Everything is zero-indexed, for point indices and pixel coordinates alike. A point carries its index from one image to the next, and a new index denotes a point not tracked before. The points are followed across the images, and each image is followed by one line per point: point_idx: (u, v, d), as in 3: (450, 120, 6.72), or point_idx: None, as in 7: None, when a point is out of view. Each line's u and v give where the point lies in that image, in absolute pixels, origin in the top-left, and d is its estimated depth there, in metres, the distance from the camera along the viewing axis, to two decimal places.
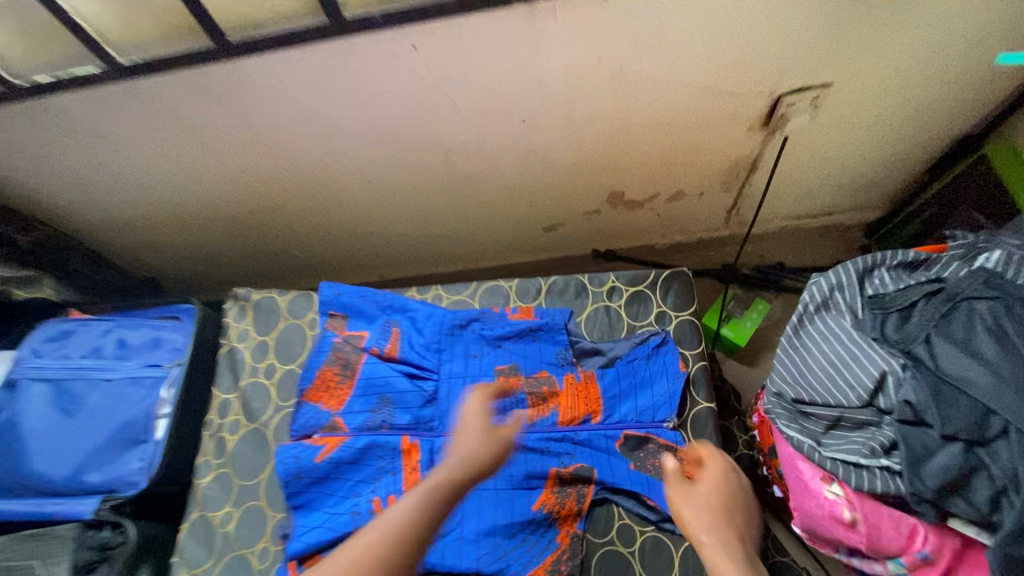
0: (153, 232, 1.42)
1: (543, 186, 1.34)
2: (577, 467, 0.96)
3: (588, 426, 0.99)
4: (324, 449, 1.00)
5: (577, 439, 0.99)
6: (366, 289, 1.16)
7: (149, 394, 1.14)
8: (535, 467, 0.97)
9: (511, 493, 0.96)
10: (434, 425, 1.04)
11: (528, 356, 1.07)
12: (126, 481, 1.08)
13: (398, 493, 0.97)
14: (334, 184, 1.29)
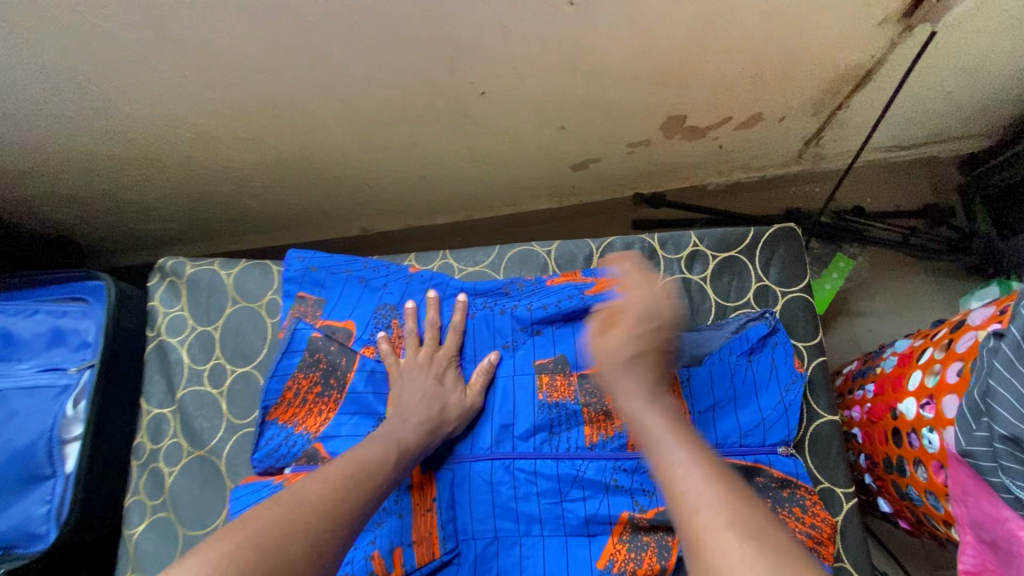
0: (53, 179, 1.06)
1: (580, 108, 0.99)
2: (661, 511, 0.70)
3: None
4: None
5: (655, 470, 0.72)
6: (354, 260, 0.85)
7: (47, 412, 0.81)
8: (599, 509, 0.71)
9: (565, 544, 0.71)
10: (456, 448, 0.75)
11: (580, 348, 0.78)
12: (28, 534, 0.78)
13: (408, 546, 0.70)
14: (290, 106, 0.92)
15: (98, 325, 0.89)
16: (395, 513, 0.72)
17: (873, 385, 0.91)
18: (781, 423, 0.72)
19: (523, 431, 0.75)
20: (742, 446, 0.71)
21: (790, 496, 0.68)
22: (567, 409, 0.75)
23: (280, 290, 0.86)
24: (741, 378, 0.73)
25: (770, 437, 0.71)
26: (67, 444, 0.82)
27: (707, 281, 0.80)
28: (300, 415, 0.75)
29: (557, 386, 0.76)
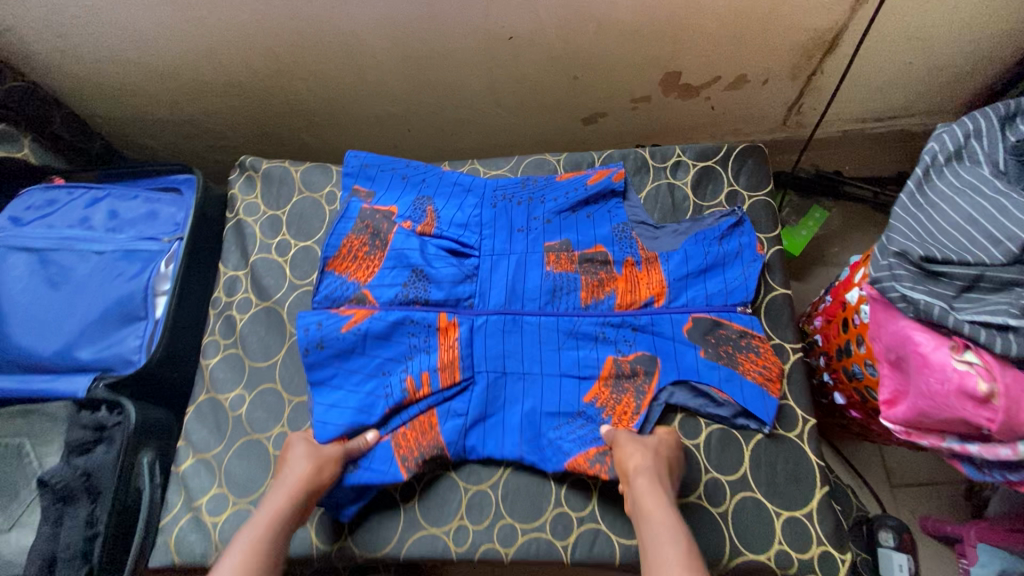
0: (152, 107, 1.28)
1: (591, 58, 1.18)
2: (639, 355, 0.85)
3: (650, 309, 0.87)
4: (350, 320, 0.88)
5: (638, 324, 0.86)
6: (399, 162, 1.03)
7: (146, 267, 1.01)
8: (590, 356, 0.86)
9: (560, 380, 0.85)
10: (474, 303, 0.91)
11: (581, 232, 0.93)
12: (123, 360, 0.96)
13: (433, 371, 0.85)
14: (351, 42, 1.12)
15: (186, 212, 1.08)
16: (424, 348, 0.87)
17: (830, 294, 1.06)
18: (741, 288, 0.87)
19: (531, 293, 0.90)
20: (707, 304, 0.87)
21: (747, 344, 0.85)
22: (569, 277, 0.90)
23: (337, 184, 1.05)
24: (710, 253, 0.88)
25: (732, 298, 0.87)
26: (158, 296, 1.01)
27: (688, 185, 0.97)
28: (352, 268, 0.94)
29: (561, 261, 0.91)
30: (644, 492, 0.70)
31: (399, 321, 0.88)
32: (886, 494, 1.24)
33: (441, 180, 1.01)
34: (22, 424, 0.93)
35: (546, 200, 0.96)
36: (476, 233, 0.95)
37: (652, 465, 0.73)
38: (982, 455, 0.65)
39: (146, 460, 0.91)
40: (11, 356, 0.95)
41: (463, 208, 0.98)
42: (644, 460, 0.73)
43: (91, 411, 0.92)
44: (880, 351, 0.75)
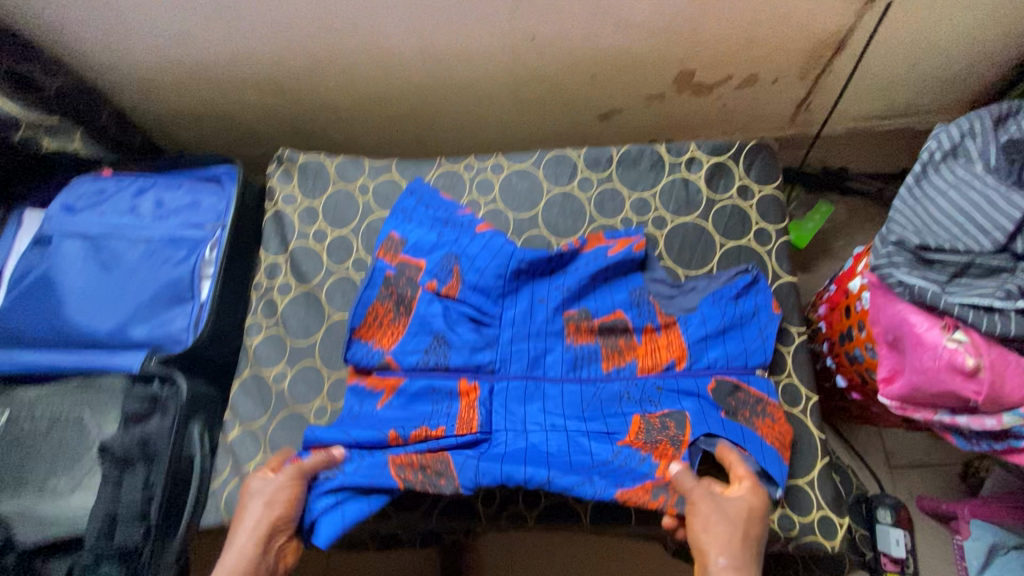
0: (188, 102, 1.35)
1: (609, 57, 1.23)
2: (665, 412, 0.85)
3: (671, 373, 0.89)
4: (382, 395, 0.91)
5: (662, 384, 0.88)
6: (440, 210, 1.03)
7: (192, 253, 1.08)
8: (614, 420, 0.85)
9: (585, 436, 0.83)
10: (494, 369, 0.91)
11: (600, 300, 0.94)
12: (173, 338, 1.03)
13: (450, 425, 0.86)
14: (382, 41, 1.18)
15: (227, 201, 1.15)
16: (445, 408, 0.88)
17: (834, 284, 1.12)
18: (759, 350, 0.90)
19: (552, 362, 0.91)
20: (729, 366, 0.89)
21: (762, 409, 0.86)
22: (589, 347, 0.92)
23: (370, 177, 1.12)
24: (728, 317, 0.91)
25: (751, 360, 0.90)
26: (204, 279, 1.08)
27: (701, 178, 1.02)
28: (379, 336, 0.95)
29: (581, 330, 0.93)
30: (723, 553, 0.67)
31: (426, 389, 0.91)
32: (885, 473, 1.30)
33: (458, 234, 0.99)
34: (81, 396, 1.00)
35: (568, 270, 0.96)
36: (496, 300, 0.95)
37: (726, 530, 0.69)
38: (970, 426, 0.72)
39: (197, 430, 0.99)
40: (69, 333, 1.03)
41: (482, 266, 0.95)
42: (720, 522, 0.69)
43: (144, 384, 0.99)
44: (878, 332, 0.82)
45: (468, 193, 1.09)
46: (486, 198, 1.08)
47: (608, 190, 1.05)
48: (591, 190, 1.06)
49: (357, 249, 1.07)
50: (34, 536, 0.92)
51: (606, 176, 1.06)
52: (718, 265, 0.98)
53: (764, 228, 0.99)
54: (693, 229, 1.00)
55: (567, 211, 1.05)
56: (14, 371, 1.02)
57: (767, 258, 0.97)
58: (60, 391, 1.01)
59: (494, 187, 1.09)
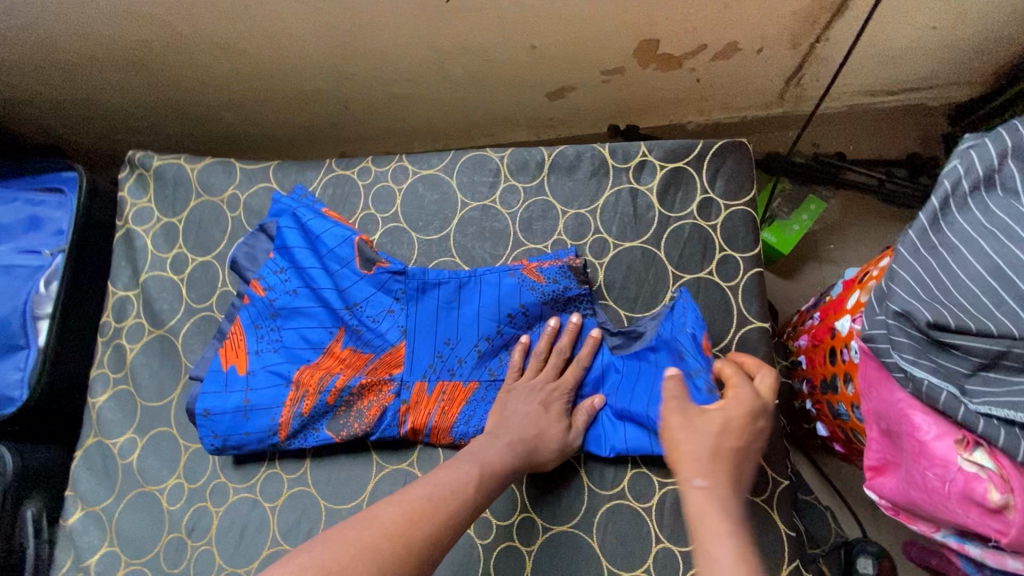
0: (40, 85, 1.09)
1: (550, 22, 0.98)
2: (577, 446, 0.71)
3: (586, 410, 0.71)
4: (234, 372, 0.76)
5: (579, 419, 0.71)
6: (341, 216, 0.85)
7: (21, 287, 0.86)
8: None
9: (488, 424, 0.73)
10: (375, 390, 0.75)
11: (505, 316, 0.75)
12: (2, 398, 0.83)
13: (323, 414, 0.74)
14: (255, 7, 0.92)
15: (71, 216, 0.92)
16: (331, 406, 0.74)
17: (819, 312, 0.92)
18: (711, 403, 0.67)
19: (446, 382, 0.75)
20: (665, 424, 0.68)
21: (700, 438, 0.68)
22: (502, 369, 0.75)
23: (241, 186, 0.88)
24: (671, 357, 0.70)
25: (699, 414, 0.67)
26: (40, 320, 0.87)
27: (653, 190, 0.80)
28: (260, 327, 0.79)
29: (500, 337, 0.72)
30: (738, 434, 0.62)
31: (283, 389, 0.75)
32: (873, 519, 1.12)
33: (351, 234, 0.80)
34: None
35: (468, 293, 0.77)
36: (397, 297, 0.78)
37: (709, 462, 0.55)
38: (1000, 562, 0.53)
39: (30, 513, 0.81)
40: None
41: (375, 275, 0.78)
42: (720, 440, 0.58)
43: None
44: (867, 410, 0.62)
45: (362, 208, 0.86)
46: (385, 214, 0.85)
47: (538, 205, 0.82)
48: (515, 204, 0.83)
49: (223, 282, 0.84)
50: None
51: (535, 185, 0.83)
52: (670, 305, 0.76)
53: (730, 258, 0.77)
54: (642, 258, 0.78)
55: (485, 233, 0.83)
56: None
57: (733, 296, 0.76)
58: None
59: (396, 200, 0.86)
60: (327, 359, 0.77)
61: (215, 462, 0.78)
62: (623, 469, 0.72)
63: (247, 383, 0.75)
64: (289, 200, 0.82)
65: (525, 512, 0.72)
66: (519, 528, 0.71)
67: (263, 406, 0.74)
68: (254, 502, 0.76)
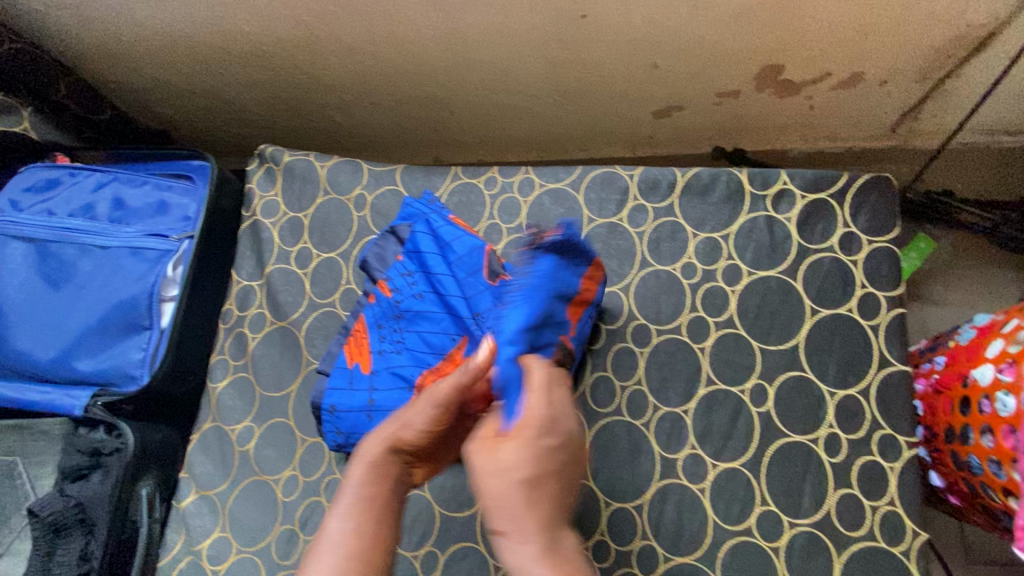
0: (167, 79, 1.13)
1: (678, 43, 0.98)
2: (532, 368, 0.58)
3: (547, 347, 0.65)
4: (359, 370, 0.77)
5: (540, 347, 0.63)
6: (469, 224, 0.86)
7: (150, 270, 0.89)
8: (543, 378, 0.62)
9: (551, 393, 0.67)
10: None
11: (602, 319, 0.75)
12: (125, 375, 0.85)
13: None
14: (393, 13, 0.94)
15: (198, 204, 0.95)
16: None
17: (942, 356, 0.88)
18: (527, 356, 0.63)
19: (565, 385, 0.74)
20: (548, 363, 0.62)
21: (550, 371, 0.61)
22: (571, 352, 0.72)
23: (368, 186, 0.90)
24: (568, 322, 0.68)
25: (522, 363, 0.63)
26: (165, 302, 0.90)
27: (791, 221, 0.78)
28: (383, 328, 0.79)
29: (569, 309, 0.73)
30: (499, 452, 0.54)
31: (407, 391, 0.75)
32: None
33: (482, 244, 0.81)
34: (17, 441, 0.84)
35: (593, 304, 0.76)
36: None
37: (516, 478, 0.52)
38: None
39: (145, 491, 0.83)
40: (4, 360, 0.86)
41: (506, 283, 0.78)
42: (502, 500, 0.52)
43: (89, 431, 0.83)
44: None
45: (487, 218, 0.87)
46: (509, 225, 0.86)
47: (667, 226, 0.81)
48: (645, 224, 0.82)
49: (346, 279, 0.86)
50: None
51: (666, 207, 0.82)
52: (806, 340, 0.74)
53: (871, 296, 0.75)
54: (777, 289, 0.77)
55: (612, 250, 0.82)
56: None
57: (875, 336, 0.73)
58: None
59: (521, 211, 0.86)
60: (448, 364, 0.75)
61: (330, 458, 0.79)
62: (752, 503, 0.70)
63: (372, 382, 0.76)
64: (420, 205, 0.84)
65: (646, 537, 0.70)
66: (640, 552, 0.70)
67: (387, 407, 0.74)
68: None
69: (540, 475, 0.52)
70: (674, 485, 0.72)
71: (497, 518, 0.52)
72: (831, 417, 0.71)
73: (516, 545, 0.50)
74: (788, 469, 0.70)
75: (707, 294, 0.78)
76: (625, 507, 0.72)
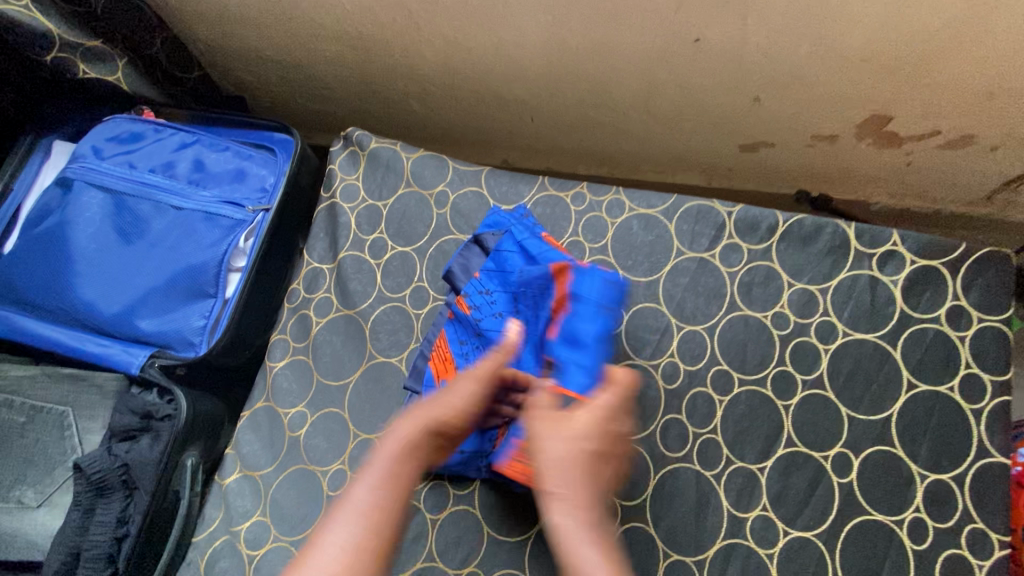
0: (257, 48, 1.12)
1: (787, 77, 0.94)
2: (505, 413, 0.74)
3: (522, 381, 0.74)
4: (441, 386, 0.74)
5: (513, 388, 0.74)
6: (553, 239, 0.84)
7: (223, 238, 0.88)
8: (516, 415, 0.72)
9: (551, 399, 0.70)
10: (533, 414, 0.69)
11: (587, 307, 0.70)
12: (184, 341, 0.84)
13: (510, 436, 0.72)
14: (499, 10, 0.92)
15: (277, 178, 0.94)
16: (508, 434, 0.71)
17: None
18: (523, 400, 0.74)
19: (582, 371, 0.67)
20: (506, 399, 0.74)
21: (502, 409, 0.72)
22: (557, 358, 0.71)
23: (452, 184, 0.88)
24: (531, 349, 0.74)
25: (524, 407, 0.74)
26: (232, 272, 0.88)
27: (897, 284, 0.74)
28: (465, 344, 0.76)
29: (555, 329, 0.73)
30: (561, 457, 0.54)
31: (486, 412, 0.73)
32: None
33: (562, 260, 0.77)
34: (71, 391, 0.83)
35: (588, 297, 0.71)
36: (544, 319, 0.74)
37: (569, 470, 0.53)
38: None
39: (190, 462, 0.81)
40: (67, 308, 0.85)
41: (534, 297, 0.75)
42: (565, 465, 0.54)
43: (142, 391, 0.82)
44: None
45: (571, 234, 0.84)
46: (594, 244, 0.83)
47: (761, 270, 0.78)
48: (737, 264, 0.78)
49: (419, 277, 0.84)
50: None
51: (762, 250, 0.78)
52: (900, 415, 0.70)
53: (977, 378, 0.69)
54: (873, 355, 0.72)
55: (699, 287, 0.78)
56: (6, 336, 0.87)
57: (976, 421, 0.68)
58: (46, 379, 0.84)
59: (607, 232, 0.83)
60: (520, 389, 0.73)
61: None
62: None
63: None
64: (506, 216, 0.82)
65: None
66: None
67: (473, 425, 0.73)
68: (416, 509, 0.74)
69: (605, 452, 0.57)
70: (740, 545, 0.68)
71: (551, 477, 0.53)
72: (917, 501, 0.67)
73: (565, 499, 0.52)
74: (865, 548, 0.66)
75: (797, 349, 0.74)
76: (685, 559, 0.69)
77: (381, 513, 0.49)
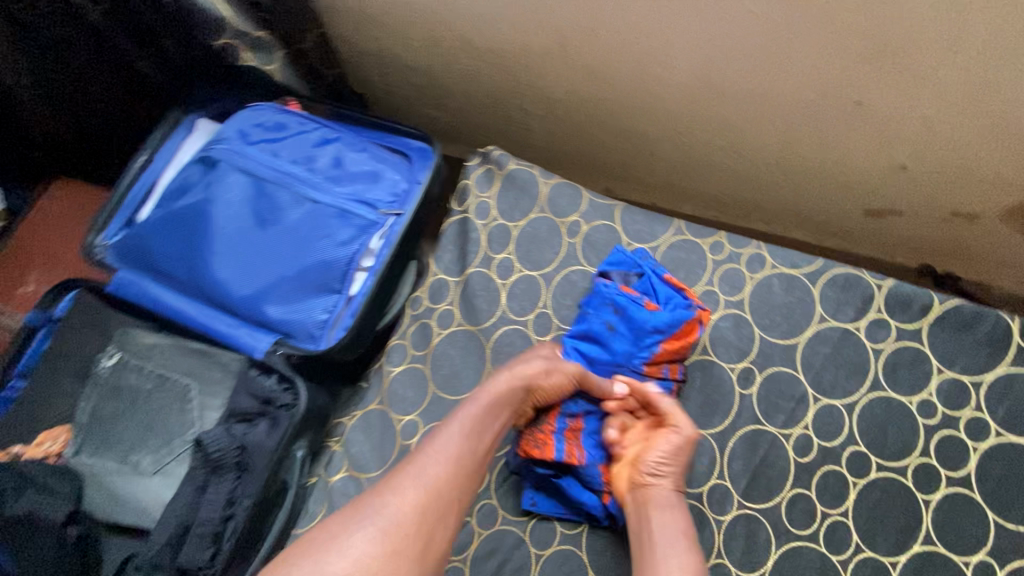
0: (395, 54, 1.15)
1: (941, 148, 0.91)
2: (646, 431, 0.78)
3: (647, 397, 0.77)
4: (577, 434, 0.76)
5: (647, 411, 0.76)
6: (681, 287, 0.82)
7: (357, 238, 0.89)
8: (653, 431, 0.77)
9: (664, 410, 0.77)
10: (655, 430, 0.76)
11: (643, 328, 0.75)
12: (308, 332, 0.86)
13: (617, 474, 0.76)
14: (652, 50, 0.92)
15: (411, 185, 0.95)
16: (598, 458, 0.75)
17: None
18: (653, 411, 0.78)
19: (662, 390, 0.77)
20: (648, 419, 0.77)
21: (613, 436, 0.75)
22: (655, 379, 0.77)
23: (586, 215, 0.87)
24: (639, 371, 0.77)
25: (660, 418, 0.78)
26: (359, 271, 0.90)
27: None
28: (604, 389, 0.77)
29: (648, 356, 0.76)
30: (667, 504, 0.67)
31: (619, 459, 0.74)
32: None
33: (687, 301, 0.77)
34: (196, 365, 0.86)
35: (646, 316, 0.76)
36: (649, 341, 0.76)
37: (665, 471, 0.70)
38: None
39: (300, 453, 0.82)
40: (201, 284, 0.88)
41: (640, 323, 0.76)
42: (666, 463, 0.70)
43: (264, 376, 0.85)
44: None
45: (705, 282, 0.82)
46: (729, 297, 0.81)
47: (909, 352, 0.74)
48: (883, 341, 0.75)
49: (544, 303, 0.84)
50: (105, 510, 0.79)
51: (912, 330, 0.75)
52: None
53: None
54: None
55: (839, 359, 0.75)
56: (136, 302, 0.90)
57: None
58: (173, 351, 0.87)
59: (745, 286, 0.81)
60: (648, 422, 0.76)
61: (492, 480, 0.77)
62: None
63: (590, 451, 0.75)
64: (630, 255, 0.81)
65: None
66: None
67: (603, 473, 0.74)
68: (520, 541, 0.74)
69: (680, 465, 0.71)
70: None
71: (657, 480, 0.69)
72: None
73: (667, 501, 0.68)
74: None
75: (944, 442, 0.70)
76: None
77: (440, 483, 0.65)
